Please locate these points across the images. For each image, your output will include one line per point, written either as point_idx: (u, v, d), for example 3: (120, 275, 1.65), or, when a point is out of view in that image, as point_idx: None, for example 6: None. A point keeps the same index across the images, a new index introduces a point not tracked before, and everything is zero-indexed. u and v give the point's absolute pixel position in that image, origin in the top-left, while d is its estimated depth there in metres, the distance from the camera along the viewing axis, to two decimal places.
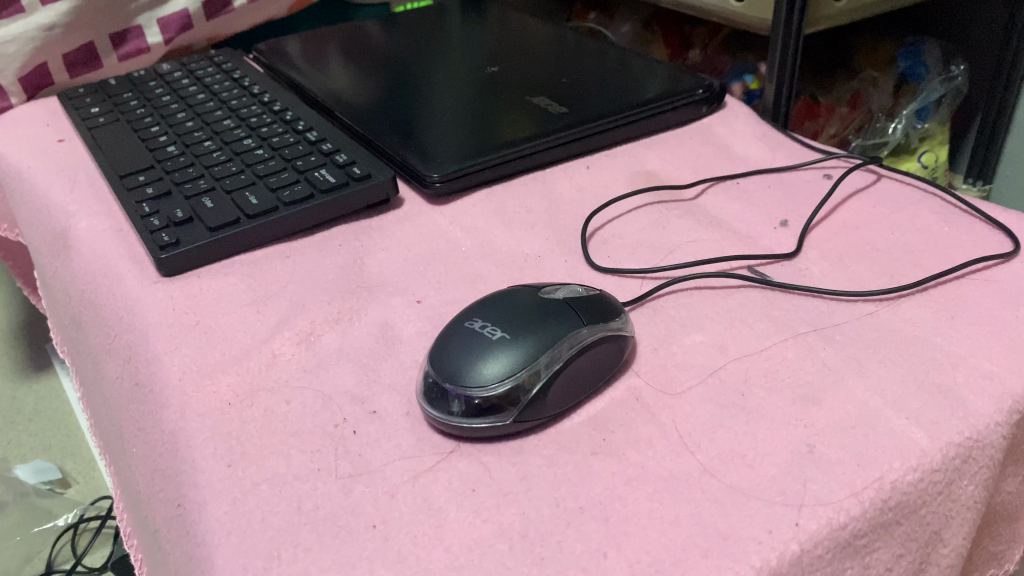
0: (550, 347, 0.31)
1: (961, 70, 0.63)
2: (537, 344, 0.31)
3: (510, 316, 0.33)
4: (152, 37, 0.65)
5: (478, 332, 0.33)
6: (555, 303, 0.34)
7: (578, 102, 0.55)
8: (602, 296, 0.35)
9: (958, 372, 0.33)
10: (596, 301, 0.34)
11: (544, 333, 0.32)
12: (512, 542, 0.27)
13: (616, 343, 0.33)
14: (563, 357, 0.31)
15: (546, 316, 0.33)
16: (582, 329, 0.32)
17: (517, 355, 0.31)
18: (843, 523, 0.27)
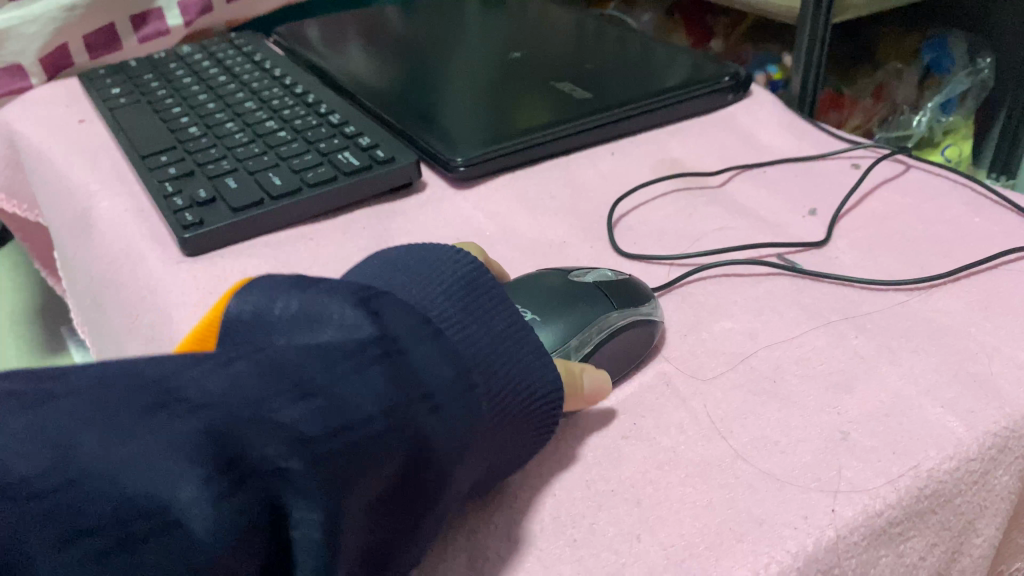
0: (580, 330, 0.31)
1: (988, 62, 0.63)
2: (566, 327, 0.31)
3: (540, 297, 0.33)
4: (172, 19, 0.65)
5: None
6: (588, 289, 0.33)
7: (602, 88, 0.55)
8: (634, 283, 0.35)
9: (992, 362, 0.32)
10: (626, 286, 0.34)
11: (573, 318, 0.32)
12: (543, 524, 0.27)
13: (645, 327, 0.33)
14: (593, 341, 0.31)
15: (577, 300, 0.33)
16: (613, 313, 0.32)
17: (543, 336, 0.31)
18: (879, 510, 0.27)
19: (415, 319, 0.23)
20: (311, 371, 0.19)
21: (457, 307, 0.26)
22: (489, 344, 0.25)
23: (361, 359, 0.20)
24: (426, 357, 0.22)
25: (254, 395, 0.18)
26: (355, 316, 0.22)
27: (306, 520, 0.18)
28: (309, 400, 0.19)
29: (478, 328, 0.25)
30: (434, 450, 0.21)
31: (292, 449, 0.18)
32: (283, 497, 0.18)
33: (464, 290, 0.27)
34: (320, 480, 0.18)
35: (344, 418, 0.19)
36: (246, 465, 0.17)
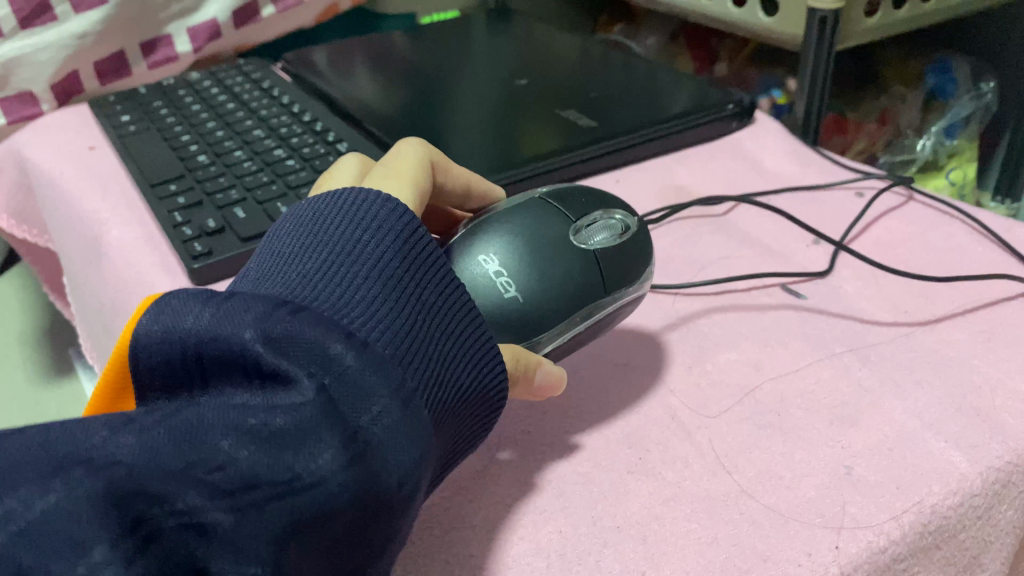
0: (560, 321, 0.32)
1: (990, 87, 0.63)
2: (547, 321, 0.31)
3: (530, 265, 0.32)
4: (181, 46, 0.66)
5: (492, 281, 0.32)
6: (585, 261, 0.33)
7: (608, 116, 0.55)
8: (638, 242, 0.34)
9: (996, 395, 0.33)
10: (629, 255, 0.34)
11: (556, 310, 0.32)
12: (549, 561, 0.27)
13: (626, 305, 0.34)
14: (569, 330, 0.32)
15: (568, 283, 0.32)
16: (599, 301, 0.32)
17: (520, 327, 0.31)
18: (883, 546, 0.27)
19: (335, 338, 0.22)
20: (215, 431, 0.20)
21: (392, 292, 0.25)
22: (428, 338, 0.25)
23: (278, 411, 0.21)
24: (349, 380, 0.22)
25: (166, 464, 0.19)
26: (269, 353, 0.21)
27: (233, 571, 0.19)
28: (223, 460, 0.20)
29: (416, 318, 0.25)
30: (378, 478, 0.21)
31: (211, 508, 0.19)
32: (202, 557, 0.19)
33: (399, 269, 0.26)
34: (246, 538, 0.19)
35: (268, 473, 0.20)
36: (156, 529, 0.18)
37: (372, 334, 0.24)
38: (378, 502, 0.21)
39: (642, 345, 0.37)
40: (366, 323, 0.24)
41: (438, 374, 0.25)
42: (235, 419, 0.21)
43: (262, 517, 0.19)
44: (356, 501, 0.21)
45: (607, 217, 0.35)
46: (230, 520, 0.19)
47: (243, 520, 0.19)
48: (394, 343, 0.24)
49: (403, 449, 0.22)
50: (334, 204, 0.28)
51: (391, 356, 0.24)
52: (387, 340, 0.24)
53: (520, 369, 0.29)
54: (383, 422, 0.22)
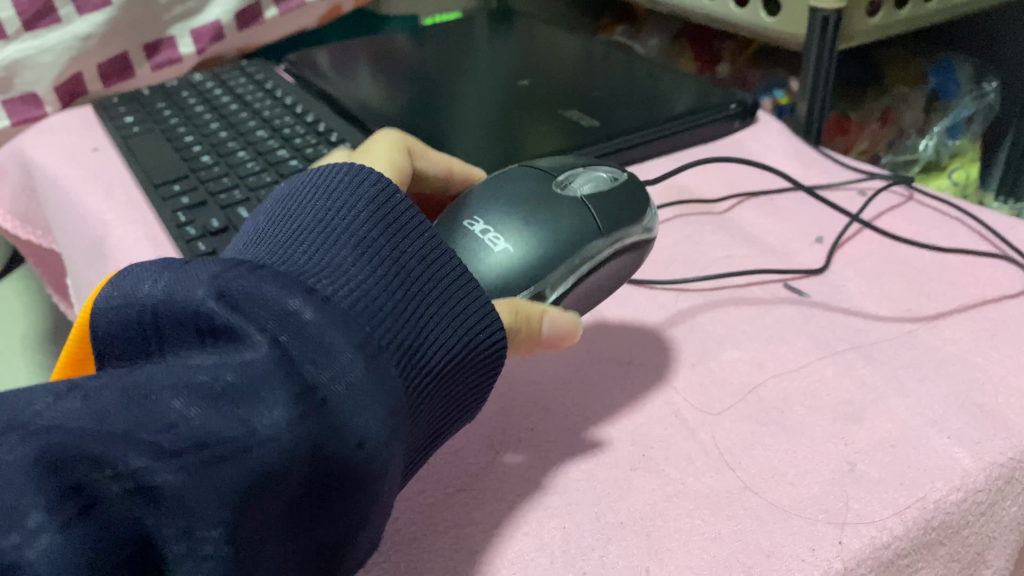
0: (564, 258, 0.32)
1: (993, 87, 0.63)
2: (548, 261, 0.31)
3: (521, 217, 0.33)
4: (184, 48, 0.66)
5: (479, 235, 0.32)
6: (573, 204, 0.33)
7: (610, 115, 0.55)
8: (626, 187, 0.36)
9: (999, 392, 0.33)
10: (615, 194, 0.35)
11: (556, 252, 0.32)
12: (553, 556, 0.27)
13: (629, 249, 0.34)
14: (574, 271, 0.32)
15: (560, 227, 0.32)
16: (598, 239, 0.32)
17: (522, 266, 0.31)
18: (887, 542, 0.27)
19: (294, 295, 0.22)
20: (166, 388, 0.20)
21: (366, 253, 0.26)
22: (404, 295, 0.25)
23: (236, 374, 0.21)
24: (308, 338, 0.22)
25: (112, 426, 0.19)
26: (229, 315, 0.22)
27: (183, 534, 0.19)
28: (174, 421, 0.19)
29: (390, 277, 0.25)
30: (336, 436, 0.21)
31: (161, 470, 0.19)
32: (151, 525, 0.18)
33: (375, 230, 0.26)
34: (194, 497, 0.19)
35: (218, 432, 0.20)
36: (100, 495, 0.18)
37: (340, 292, 0.24)
38: (337, 458, 0.21)
39: (645, 343, 0.37)
40: (334, 281, 0.24)
41: (415, 330, 0.25)
42: (190, 381, 0.20)
43: (206, 474, 0.19)
44: (309, 459, 0.21)
45: (591, 175, 0.36)
46: (177, 478, 0.19)
47: (191, 478, 0.19)
48: (363, 300, 0.24)
49: (368, 403, 0.22)
50: (318, 181, 0.28)
51: (358, 313, 0.23)
52: (357, 297, 0.24)
53: (522, 322, 0.29)
54: (345, 374, 0.22)
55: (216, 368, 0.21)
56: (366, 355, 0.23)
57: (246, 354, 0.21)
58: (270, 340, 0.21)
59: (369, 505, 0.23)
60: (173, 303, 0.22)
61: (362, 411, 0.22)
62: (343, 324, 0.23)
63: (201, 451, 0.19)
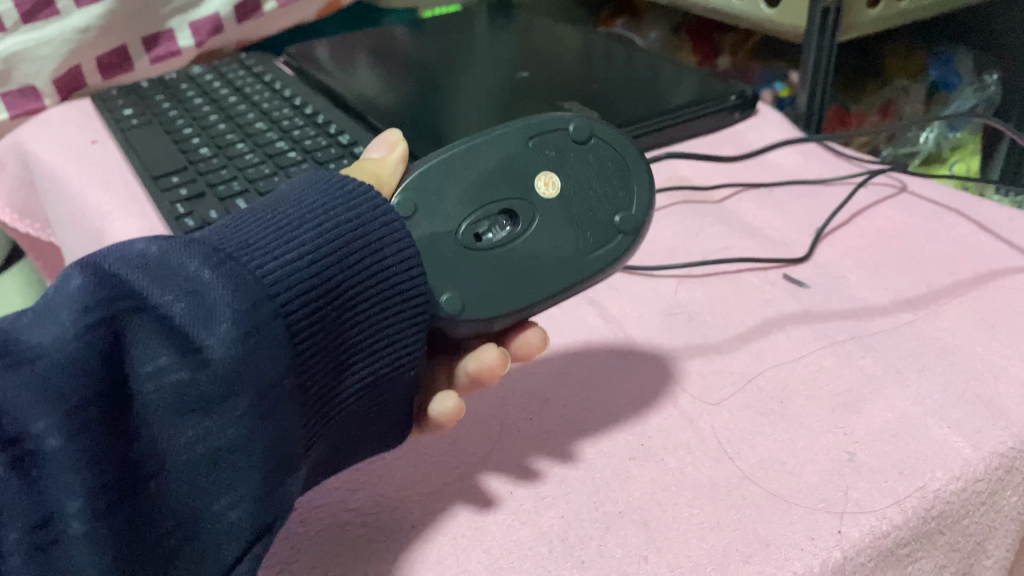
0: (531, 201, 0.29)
1: (994, 79, 0.62)
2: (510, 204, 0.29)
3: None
4: (183, 40, 0.66)
5: None
6: None
7: (609, 107, 0.55)
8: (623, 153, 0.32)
9: (999, 382, 0.33)
10: None
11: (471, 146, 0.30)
12: (551, 545, 0.27)
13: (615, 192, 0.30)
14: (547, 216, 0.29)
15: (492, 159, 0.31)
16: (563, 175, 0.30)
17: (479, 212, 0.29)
18: (886, 531, 0.27)
19: (197, 259, 0.24)
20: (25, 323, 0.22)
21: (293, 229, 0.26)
22: (325, 271, 0.26)
23: (112, 335, 0.22)
24: (202, 303, 0.23)
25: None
26: (135, 275, 0.23)
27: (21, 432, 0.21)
28: (53, 379, 0.21)
29: (311, 251, 0.26)
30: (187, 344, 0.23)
31: (41, 430, 0.21)
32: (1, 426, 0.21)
33: (317, 208, 0.27)
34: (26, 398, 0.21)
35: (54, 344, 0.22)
36: None
37: (250, 262, 0.25)
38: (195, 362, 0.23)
39: (645, 334, 0.37)
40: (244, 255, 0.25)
41: (331, 306, 0.26)
42: (65, 325, 0.22)
43: (90, 442, 0.21)
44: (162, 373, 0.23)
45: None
46: (55, 440, 0.21)
47: (73, 445, 0.21)
48: (274, 271, 0.25)
49: (256, 370, 0.23)
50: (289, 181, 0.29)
51: (264, 284, 0.24)
52: (270, 268, 0.25)
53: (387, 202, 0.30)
54: (227, 346, 0.23)
55: (97, 319, 0.22)
56: (262, 324, 0.24)
57: (128, 322, 0.23)
58: (165, 305, 0.23)
59: (275, 483, 0.24)
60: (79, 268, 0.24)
61: (245, 384, 0.23)
62: (241, 291, 0.24)
63: (85, 415, 0.21)
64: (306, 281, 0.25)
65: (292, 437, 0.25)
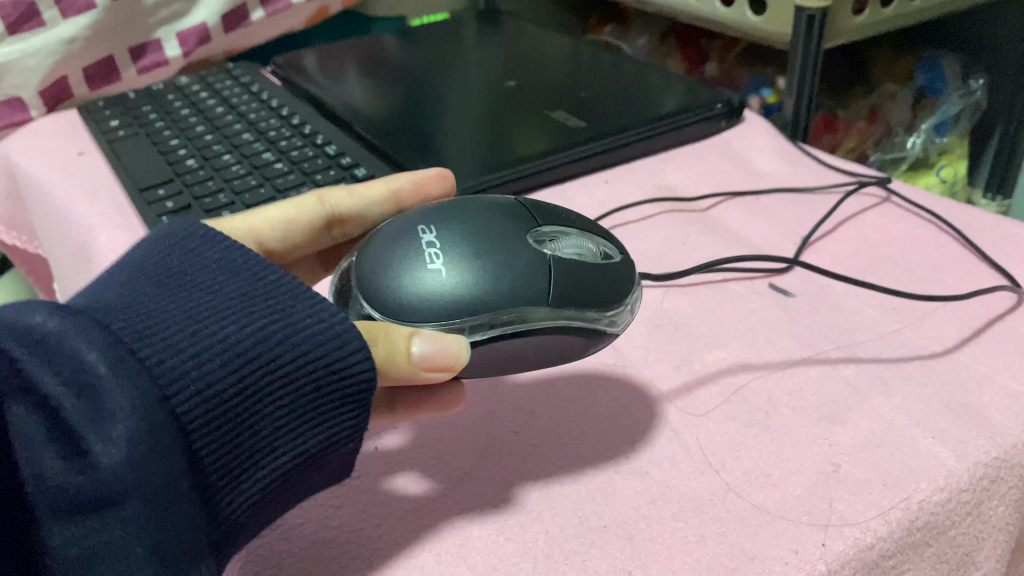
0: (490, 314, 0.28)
1: (980, 84, 0.63)
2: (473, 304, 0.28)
3: (464, 247, 0.29)
4: (170, 51, 0.66)
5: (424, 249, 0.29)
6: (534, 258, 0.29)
7: (596, 115, 0.55)
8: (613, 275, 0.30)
9: (984, 391, 0.33)
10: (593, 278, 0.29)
11: (466, 303, 0.27)
12: (536, 561, 0.27)
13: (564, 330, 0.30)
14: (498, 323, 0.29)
15: (489, 272, 0.28)
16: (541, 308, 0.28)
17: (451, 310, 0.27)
18: (870, 543, 0.27)
19: (93, 344, 0.21)
20: None
21: (201, 313, 0.24)
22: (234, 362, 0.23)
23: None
24: (95, 400, 0.21)
25: None
26: (24, 356, 0.21)
27: None
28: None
29: (229, 347, 0.23)
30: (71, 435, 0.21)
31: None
32: None
33: (237, 299, 0.25)
34: None
35: None
36: None
37: (157, 349, 0.22)
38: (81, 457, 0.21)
39: (631, 344, 0.37)
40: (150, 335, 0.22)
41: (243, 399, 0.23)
42: None
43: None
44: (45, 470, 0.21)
45: (581, 238, 0.31)
46: None
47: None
48: (177, 363, 0.22)
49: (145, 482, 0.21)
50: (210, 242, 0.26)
51: (164, 380, 0.22)
52: (175, 359, 0.22)
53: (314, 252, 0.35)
54: (121, 448, 0.20)
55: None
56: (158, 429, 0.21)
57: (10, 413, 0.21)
58: (57, 396, 0.21)
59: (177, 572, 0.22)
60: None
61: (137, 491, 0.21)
62: (137, 386, 0.21)
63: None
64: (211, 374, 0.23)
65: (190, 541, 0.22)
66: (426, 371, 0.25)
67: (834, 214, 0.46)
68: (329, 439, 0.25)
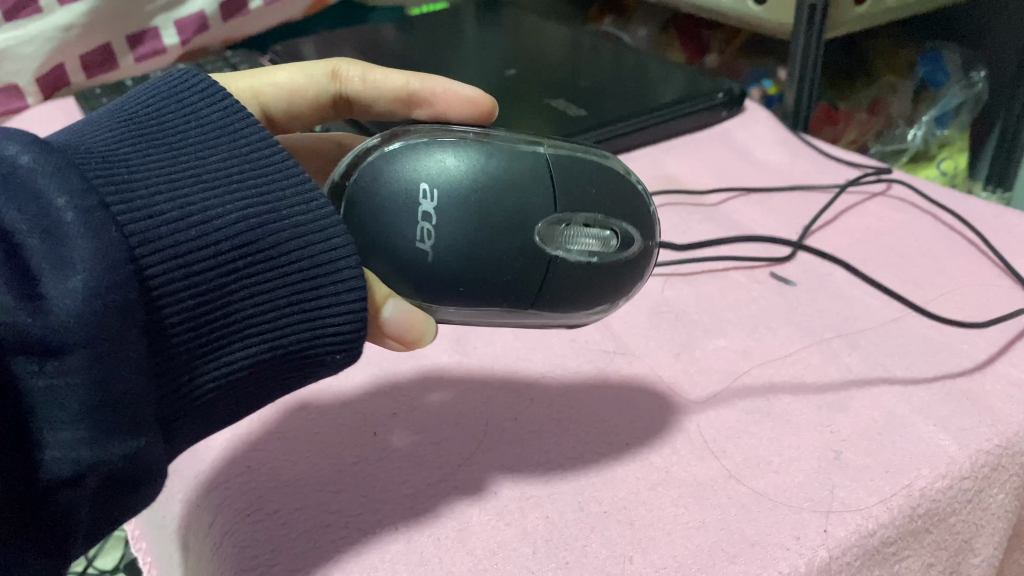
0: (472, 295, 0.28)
1: (982, 77, 0.63)
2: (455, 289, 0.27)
3: (463, 223, 0.27)
4: (168, 38, 0.65)
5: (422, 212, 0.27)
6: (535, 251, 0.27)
7: (597, 104, 0.55)
8: (624, 263, 0.29)
9: (986, 380, 0.32)
10: (599, 276, 0.28)
11: (438, 290, 0.27)
12: (535, 546, 0.27)
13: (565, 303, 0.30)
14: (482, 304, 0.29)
15: (473, 268, 0.27)
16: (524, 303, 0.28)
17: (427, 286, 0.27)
18: (871, 530, 0.27)
19: (63, 189, 0.21)
20: None
21: (174, 178, 0.24)
22: (199, 237, 0.23)
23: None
24: (58, 245, 0.21)
25: None
26: None
27: None
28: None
29: (209, 220, 0.24)
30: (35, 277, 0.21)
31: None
32: None
33: (221, 173, 0.25)
34: None
35: None
36: None
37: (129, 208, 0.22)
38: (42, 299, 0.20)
39: (631, 332, 0.37)
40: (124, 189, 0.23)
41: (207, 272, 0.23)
42: None
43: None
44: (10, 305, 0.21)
45: (600, 226, 0.28)
46: None
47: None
48: (144, 223, 0.22)
49: (98, 338, 0.21)
50: (200, 102, 0.26)
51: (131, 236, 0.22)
52: (145, 225, 0.22)
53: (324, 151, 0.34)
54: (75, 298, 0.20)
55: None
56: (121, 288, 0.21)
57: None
58: (19, 236, 0.21)
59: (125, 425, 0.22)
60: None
61: (89, 345, 0.20)
62: (105, 238, 0.21)
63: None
64: (175, 242, 0.23)
65: (142, 401, 0.22)
66: (391, 329, 0.27)
67: (835, 203, 0.46)
68: (301, 333, 0.25)
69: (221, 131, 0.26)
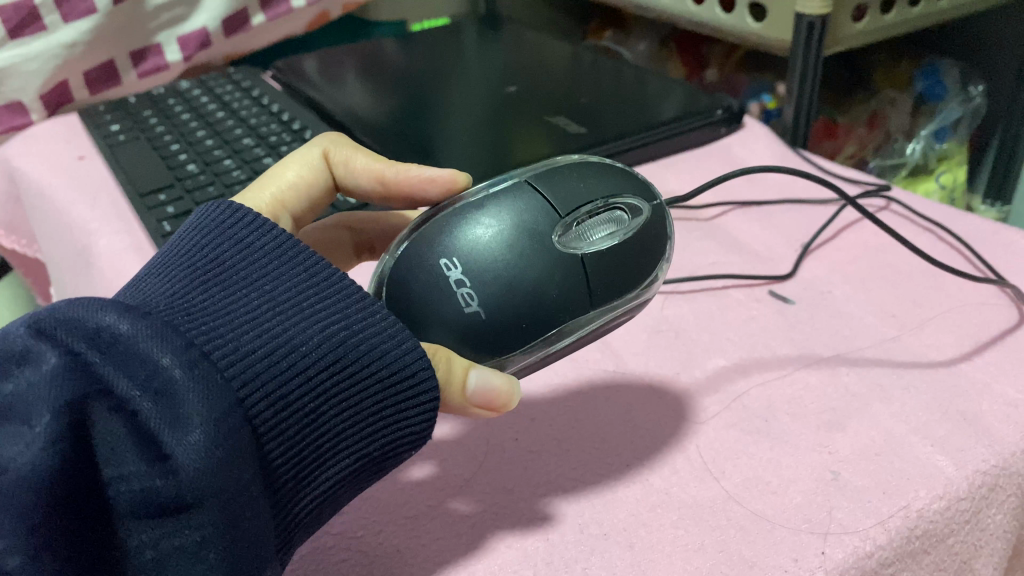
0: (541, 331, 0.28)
1: (979, 90, 0.64)
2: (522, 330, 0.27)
3: (495, 262, 0.27)
4: (171, 55, 0.66)
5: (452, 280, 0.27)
6: (568, 262, 0.28)
7: (597, 121, 0.55)
8: (647, 232, 0.29)
9: (983, 399, 0.33)
10: (633, 250, 0.29)
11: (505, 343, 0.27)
12: (536, 569, 0.27)
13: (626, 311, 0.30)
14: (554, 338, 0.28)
15: (524, 299, 0.27)
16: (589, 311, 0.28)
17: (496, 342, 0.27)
18: (869, 551, 0.27)
19: (167, 349, 0.21)
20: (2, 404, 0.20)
21: (257, 313, 0.23)
22: (293, 367, 0.23)
23: (77, 430, 0.20)
24: (171, 404, 0.20)
25: None
26: (98, 360, 0.20)
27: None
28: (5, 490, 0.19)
29: (299, 349, 0.23)
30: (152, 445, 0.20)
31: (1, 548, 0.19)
32: None
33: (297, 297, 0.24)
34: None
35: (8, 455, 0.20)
36: None
37: (226, 356, 0.22)
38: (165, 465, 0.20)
39: (631, 352, 0.37)
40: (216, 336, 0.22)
41: (306, 398, 0.23)
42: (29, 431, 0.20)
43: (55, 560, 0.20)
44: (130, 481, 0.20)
45: (610, 206, 0.29)
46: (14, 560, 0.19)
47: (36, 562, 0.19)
48: (243, 365, 0.22)
49: (229, 487, 0.21)
50: (248, 226, 0.25)
51: (236, 380, 0.22)
52: (243, 366, 0.22)
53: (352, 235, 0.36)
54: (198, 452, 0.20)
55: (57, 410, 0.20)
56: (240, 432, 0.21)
57: (96, 415, 0.20)
58: (131, 403, 0.20)
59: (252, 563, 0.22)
60: (35, 342, 0.21)
61: (216, 495, 0.20)
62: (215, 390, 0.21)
63: (50, 525, 0.20)
64: (273, 377, 0.22)
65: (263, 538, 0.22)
66: (474, 402, 0.26)
67: (834, 220, 0.46)
68: (392, 438, 0.25)
69: (282, 254, 0.25)
